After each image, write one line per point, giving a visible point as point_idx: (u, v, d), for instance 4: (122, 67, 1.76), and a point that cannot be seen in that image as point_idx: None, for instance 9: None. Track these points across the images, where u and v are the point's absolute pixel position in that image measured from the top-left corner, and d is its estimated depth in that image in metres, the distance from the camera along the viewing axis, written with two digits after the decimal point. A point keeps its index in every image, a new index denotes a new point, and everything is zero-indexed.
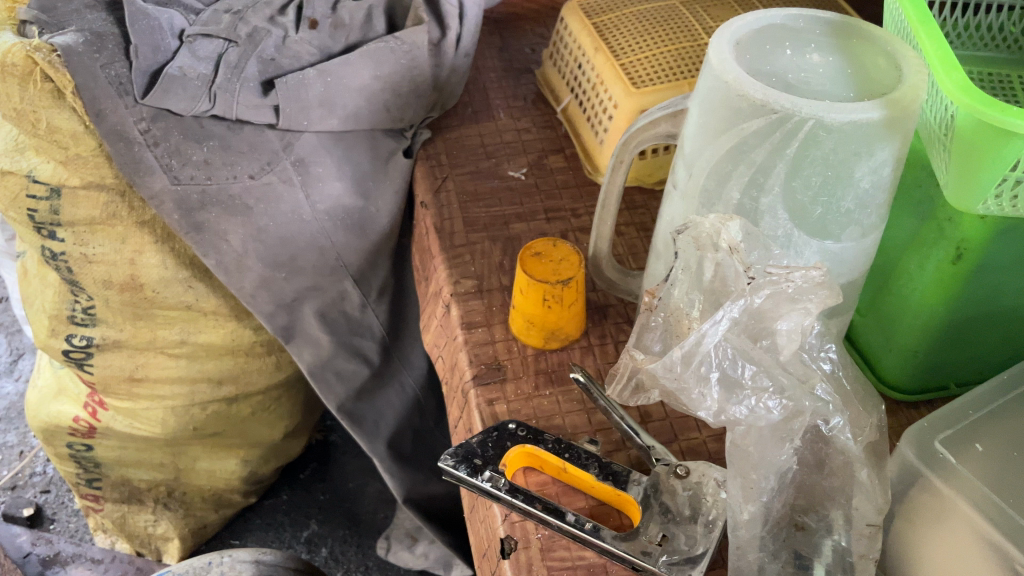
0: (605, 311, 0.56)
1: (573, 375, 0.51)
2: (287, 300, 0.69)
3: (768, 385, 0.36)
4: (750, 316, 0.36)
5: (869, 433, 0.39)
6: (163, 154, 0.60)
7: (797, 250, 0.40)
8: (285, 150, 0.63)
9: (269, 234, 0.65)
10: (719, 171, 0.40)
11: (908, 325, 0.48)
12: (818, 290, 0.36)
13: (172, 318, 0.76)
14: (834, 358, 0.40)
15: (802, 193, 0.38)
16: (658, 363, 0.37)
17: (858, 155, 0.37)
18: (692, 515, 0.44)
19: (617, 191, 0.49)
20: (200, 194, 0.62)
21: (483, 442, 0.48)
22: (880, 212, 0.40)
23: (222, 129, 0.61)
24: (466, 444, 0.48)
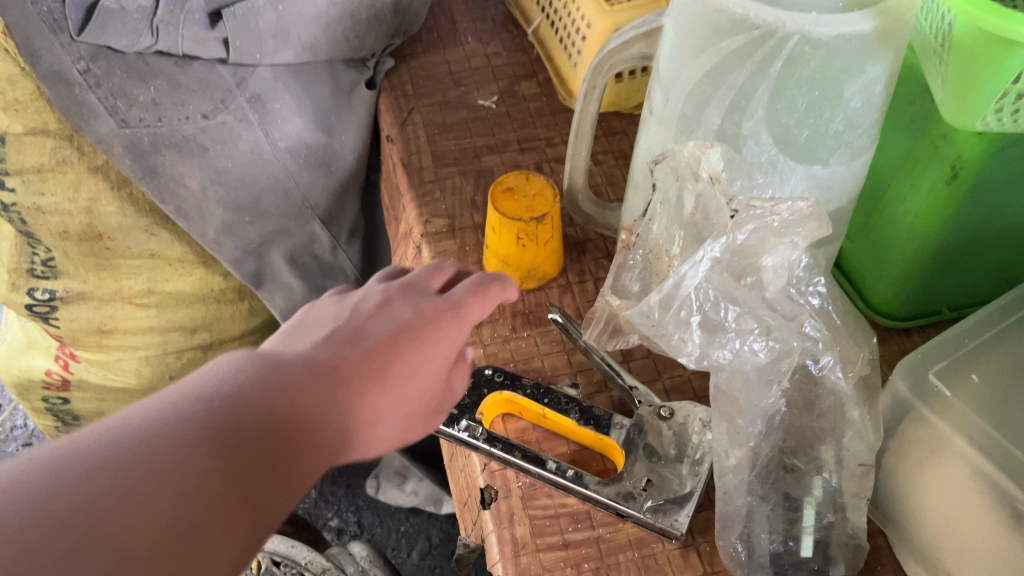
0: (584, 247, 0.53)
1: (551, 316, 0.48)
2: (254, 245, 0.67)
3: (754, 326, 0.34)
4: (732, 255, 0.34)
5: (861, 367, 0.37)
6: (106, 95, 0.56)
7: (782, 177, 0.38)
8: (240, 86, 0.59)
9: (228, 176, 0.62)
10: (697, 96, 0.37)
11: (900, 249, 0.45)
12: (806, 223, 0.33)
13: (137, 266, 0.73)
14: (823, 291, 0.37)
15: (787, 116, 0.35)
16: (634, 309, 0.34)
17: (847, 73, 0.34)
18: (677, 455, 0.43)
19: (591, 119, 0.46)
20: (151, 137, 0.59)
21: None
22: (872, 133, 0.37)
23: (169, 66, 0.57)
24: None
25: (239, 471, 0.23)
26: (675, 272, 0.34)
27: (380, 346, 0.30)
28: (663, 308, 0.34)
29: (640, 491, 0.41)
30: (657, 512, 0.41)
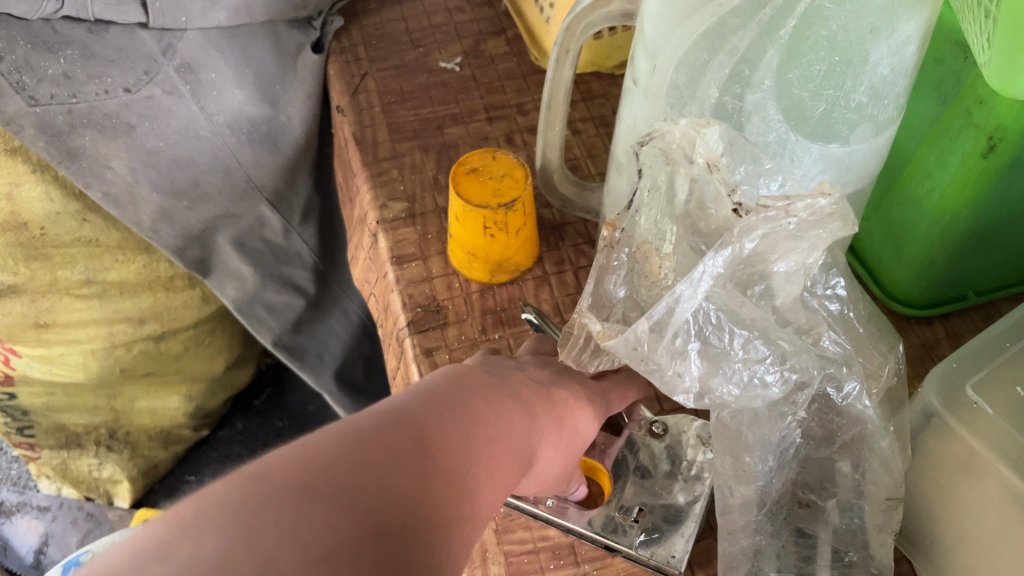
0: (562, 232, 0.47)
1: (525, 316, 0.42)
2: (196, 230, 0.60)
3: (766, 353, 0.28)
4: (738, 265, 0.28)
5: (889, 379, 0.32)
6: (9, 70, 0.49)
7: (793, 159, 0.31)
8: (166, 54, 0.52)
9: (160, 156, 0.55)
10: (689, 63, 0.30)
11: (923, 233, 0.39)
12: (828, 224, 0.27)
13: (72, 254, 0.66)
14: (843, 294, 0.32)
15: (801, 87, 0.29)
16: (618, 340, 0.27)
17: (874, 33, 0.28)
18: (670, 471, 0.37)
19: (564, 89, 0.39)
20: (66, 115, 0.51)
21: None
22: (899, 103, 0.31)
23: (81, 33, 0.50)
24: None
25: (460, 484, 0.25)
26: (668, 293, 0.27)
27: (546, 390, 0.32)
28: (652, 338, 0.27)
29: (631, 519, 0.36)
30: (651, 543, 0.35)
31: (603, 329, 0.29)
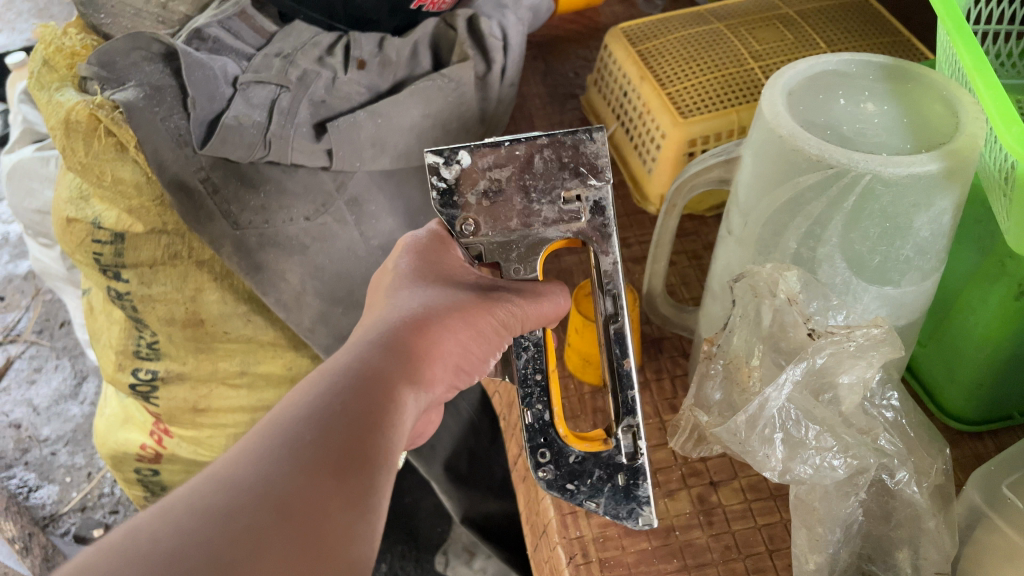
0: (660, 345, 0.57)
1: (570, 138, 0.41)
2: (345, 333, 0.71)
3: (832, 444, 0.37)
4: (810, 376, 0.37)
5: (936, 477, 0.39)
6: (223, 202, 0.62)
7: (856, 297, 0.40)
8: (339, 190, 0.64)
9: (325, 271, 0.67)
10: (776, 221, 0.41)
11: (971, 358, 0.47)
12: (880, 347, 0.36)
13: (233, 350, 0.77)
14: (897, 405, 0.40)
15: (860, 243, 0.38)
16: (723, 428, 0.38)
17: (916, 207, 0.37)
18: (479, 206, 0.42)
19: (670, 233, 0.49)
20: (258, 237, 0.64)
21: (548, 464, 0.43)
22: (941, 256, 0.40)
23: (278, 173, 0.63)
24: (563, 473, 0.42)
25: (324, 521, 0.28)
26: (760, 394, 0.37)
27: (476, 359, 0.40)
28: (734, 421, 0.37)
29: (570, 183, 0.42)
30: (594, 181, 0.42)
31: (709, 420, 0.43)
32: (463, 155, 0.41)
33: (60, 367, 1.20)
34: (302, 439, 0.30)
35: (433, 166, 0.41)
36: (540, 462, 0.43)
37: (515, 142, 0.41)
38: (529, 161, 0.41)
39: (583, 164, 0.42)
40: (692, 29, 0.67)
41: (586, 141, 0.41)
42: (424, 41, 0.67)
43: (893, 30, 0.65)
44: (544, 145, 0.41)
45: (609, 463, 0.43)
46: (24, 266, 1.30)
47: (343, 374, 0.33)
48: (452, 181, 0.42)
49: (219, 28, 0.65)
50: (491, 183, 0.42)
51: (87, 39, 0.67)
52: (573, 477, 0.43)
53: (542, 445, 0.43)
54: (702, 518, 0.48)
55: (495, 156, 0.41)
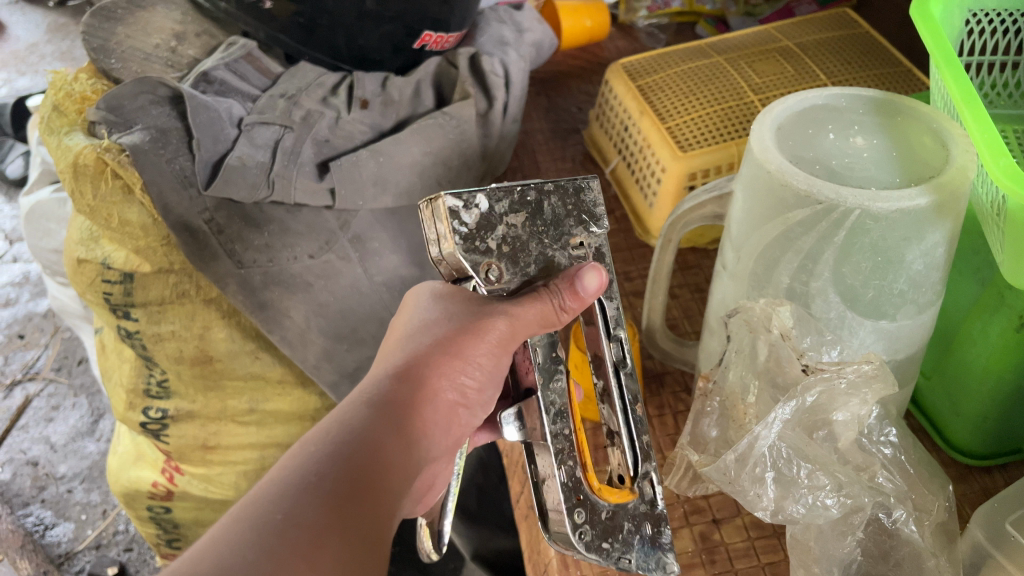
0: (662, 379, 0.56)
1: (575, 184, 0.42)
2: (350, 370, 0.71)
3: (825, 482, 0.38)
4: (804, 413, 0.39)
5: (938, 514, 0.39)
6: (226, 241, 0.63)
7: (851, 330, 0.40)
8: (342, 228, 0.65)
9: (329, 309, 0.67)
10: (767, 256, 0.41)
11: (975, 392, 0.46)
12: (872, 383, 0.37)
13: (241, 387, 0.76)
14: (896, 441, 0.41)
15: (853, 277, 0.38)
16: (713, 467, 0.39)
17: (907, 241, 0.36)
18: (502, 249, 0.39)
19: (666, 269, 0.49)
20: (262, 275, 0.65)
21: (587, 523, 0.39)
22: (936, 289, 0.40)
23: (281, 213, 0.64)
24: (600, 530, 0.39)
25: None
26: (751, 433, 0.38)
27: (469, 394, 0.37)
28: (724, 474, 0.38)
29: (578, 232, 0.42)
30: (596, 228, 0.42)
31: (699, 459, 0.42)
32: (479, 199, 0.38)
33: (77, 405, 1.21)
34: (274, 522, 0.27)
35: (451, 208, 0.37)
36: (579, 524, 0.39)
37: (526, 187, 0.40)
38: (540, 206, 0.40)
39: (587, 212, 0.42)
40: (692, 63, 0.68)
41: (584, 186, 0.42)
42: (426, 79, 0.68)
43: (894, 61, 0.66)
44: (552, 191, 0.41)
45: (636, 516, 0.41)
46: (43, 304, 1.32)
47: (323, 450, 0.30)
48: (468, 225, 0.38)
49: (226, 70, 0.66)
50: (508, 229, 0.39)
51: (97, 83, 0.69)
52: (608, 534, 0.40)
53: (579, 502, 0.39)
54: (705, 557, 0.46)
55: (509, 201, 0.39)
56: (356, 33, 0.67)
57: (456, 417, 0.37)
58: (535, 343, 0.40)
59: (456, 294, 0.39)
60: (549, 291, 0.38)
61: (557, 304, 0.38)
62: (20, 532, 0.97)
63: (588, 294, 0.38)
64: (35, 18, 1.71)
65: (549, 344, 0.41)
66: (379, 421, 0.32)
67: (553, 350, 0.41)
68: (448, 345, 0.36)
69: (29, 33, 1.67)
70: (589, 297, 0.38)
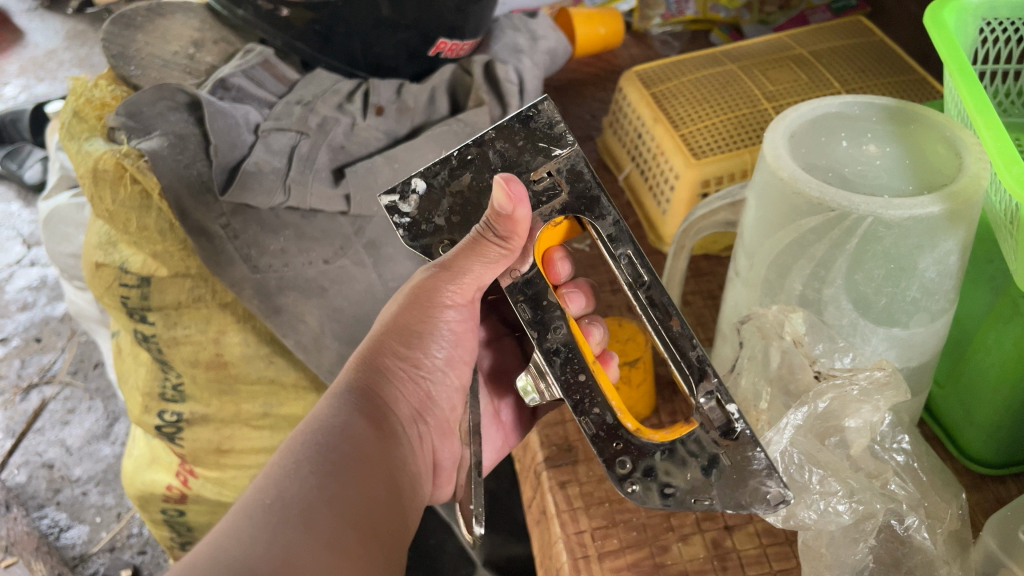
0: (675, 386, 0.56)
1: (525, 114, 0.41)
2: None
3: (837, 489, 0.38)
4: (816, 420, 0.39)
5: (951, 522, 0.39)
6: (242, 246, 0.63)
7: (864, 338, 0.40)
8: (357, 234, 0.66)
9: (343, 314, 0.67)
10: (780, 263, 0.41)
11: (989, 402, 0.45)
12: (884, 390, 0.38)
13: (256, 391, 0.76)
14: (908, 448, 0.41)
15: (865, 284, 0.38)
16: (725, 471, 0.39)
17: (921, 249, 0.37)
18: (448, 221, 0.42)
19: (679, 276, 0.50)
20: (277, 280, 0.65)
21: (640, 470, 0.40)
22: (949, 297, 0.40)
23: (297, 218, 0.64)
24: (657, 468, 0.40)
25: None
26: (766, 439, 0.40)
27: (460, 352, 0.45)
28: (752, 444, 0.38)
29: (538, 163, 0.41)
30: (559, 151, 0.41)
31: None
32: (415, 183, 0.42)
33: (92, 408, 1.22)
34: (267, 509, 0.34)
35: (391, 205, 0.42)
36: (625, 475, 0.40)
37: (464, 148, 0.42)
38: (485, 157, 0.41)
39: (542, 140, 0.41)
40: (706, 71, 0.68)
41: (535, 114, 0.41)
42: (441, 86, 0.69)
43: (908, 69, 0.66)
44: (494, 138, 0.41)
45: (703, 447, 0.39)
46: (60, 308, 1.33)
47: (299, 450, 0.37)
48: (412, 209, 0.42)
49: (243, 77, 0.66)
50: (455, 198, 0.42)
51: (116, 89, 0.69)
52: (674, 476, 0.39)
53: (620, 451, 0.40)
54: (717, 564, 0.46)
55: (449, 169, 0.42)
56: (372, 40, 0.67)
57: (428, 389, 0.44)
58: (521, 300, 0.41)
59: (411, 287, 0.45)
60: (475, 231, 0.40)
61: (493, 238, 0.39)
62: (35, 534, 0.97)
63: (521, 210, 0.38)
64: (54, 25, 1.73)
65: (536, 293, 0.41)
66: (362, 401, 0.41)
67: (545, 298, 0.41)
68: (403, 329, 0.43)
69: (49, 40, 1.69)
70: (522, 210, 0.39)
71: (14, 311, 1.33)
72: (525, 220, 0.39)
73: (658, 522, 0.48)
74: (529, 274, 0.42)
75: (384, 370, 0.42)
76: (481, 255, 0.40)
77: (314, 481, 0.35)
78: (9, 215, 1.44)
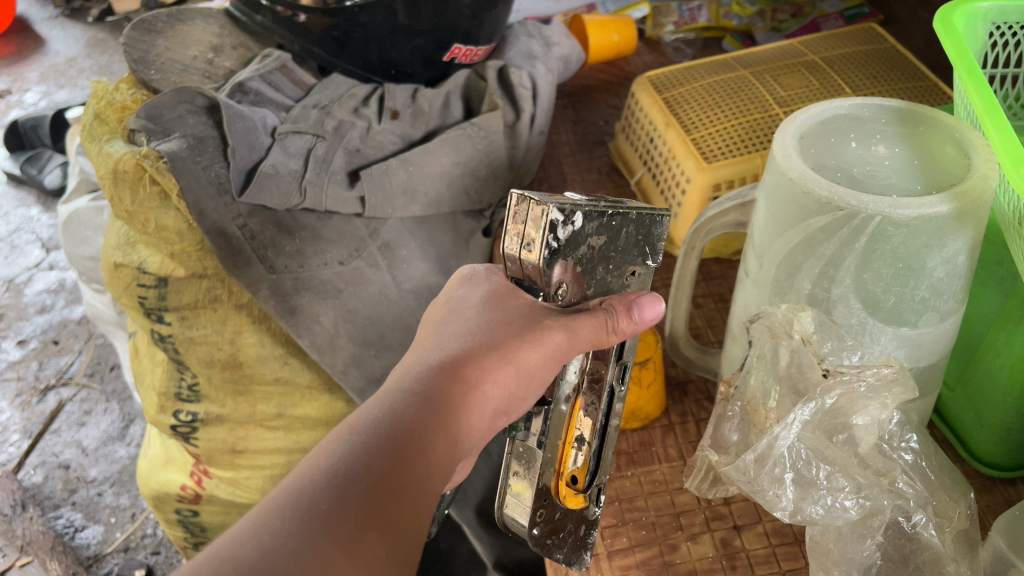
0: (685, 388, 0.56)
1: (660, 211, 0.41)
2: (377, 376, 0.70)
3: (844, 485, 0.39)
4: (824, 416, 0.40)
5: (959, 522, 0.40)
6: (259, 247, 0.64)
7: (872, 337, 0.40)
8: (371, 236, 0.67)
9: (358, 314, 0.68)
10: (789, 263, 0.41)
11: (999, 402, 0.45)
12: (892, 387, 0.39)
13: (270, 392, 0.77)
14: (917, 447, 0.41)
15: (874, 284, 0.39)
16: (733, 467, 0.40)
17: (929, 248, 0.37)
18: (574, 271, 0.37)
19: (690, 277, 0.50)
20: (293, 281, 0.66)
21: (544, 524, 0.41)
22: (958, 297, 0.40)
23: (313, 220, 0.65)
24: (552, 523, 0.42)
25: None
26: (770, 434, 0.40)
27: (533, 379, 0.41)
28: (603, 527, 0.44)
29: (632, 257, 0.40)
30: (652, 262, 0.42)
31: (720, 458, 0.43)
32: (578, 217, 0.35)
33: (108, 410, 1.23)
34: (308, 502, 0.28)
35: (554, 222, 0.34)
36: (537, 526, 0.41)
37: (615, 211, 0.38)
38: (618, 224, 0.38)
39: (651, 245, 0.41)
40: (718, 76, 0.68)
41: (660, 222, 0.41)
42: (455, 91, 0.70)
43: (920, 75, 0.66)
44: (632, 219, 0.39)
45: (582, 519, 0.44)
46: (78, 311, 1.35)
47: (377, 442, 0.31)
48: (560, 242, 0.35)
49: (260, 81, 0.67)
50: (587, 252, 0.37)
51: (136, 93, 0.71)
52: (553, 535, 0.42)
53: (545, 506, 0.41)
54: (726, 563, 0.46)
55: (597, 221, 0.36)
56: (388, 45, 0.68)
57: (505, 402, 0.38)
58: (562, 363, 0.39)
59: (511, 299, 0.38)
60: (604, 310, 0.37)
61: (610, 322, 0.37)
62: (51, 533, 0.98)
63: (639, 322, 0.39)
64: (75, 33, 1.75)
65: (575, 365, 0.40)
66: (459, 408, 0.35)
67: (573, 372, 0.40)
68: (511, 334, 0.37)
69: (69, 48, 1.72)
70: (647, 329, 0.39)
71: (32, 314, 1.35)
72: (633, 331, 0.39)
73: (668, 521, 0.48)
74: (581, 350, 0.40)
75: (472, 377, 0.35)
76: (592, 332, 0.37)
77: (380, 491, 0.29)
78: (29, 220, 1.46)
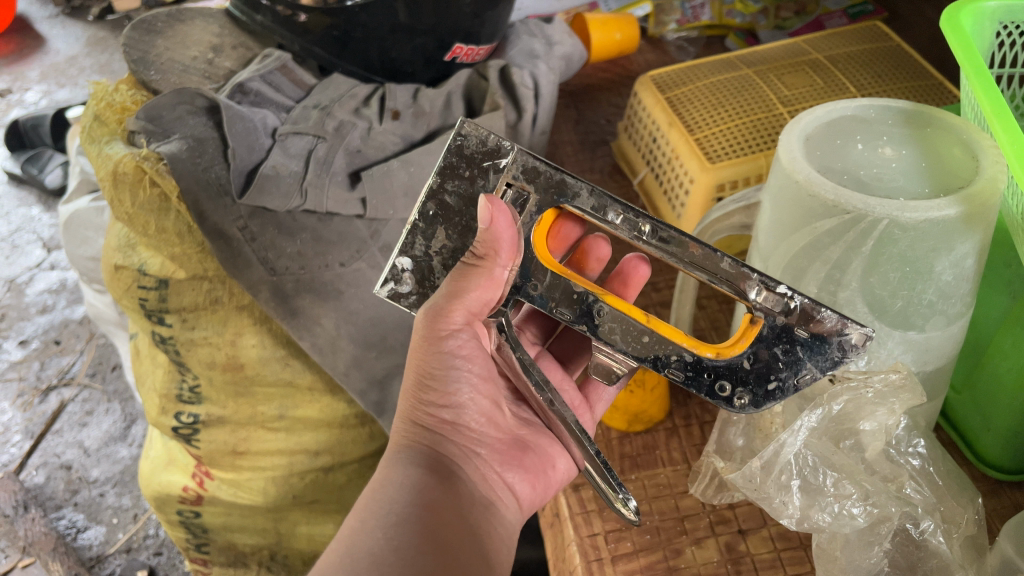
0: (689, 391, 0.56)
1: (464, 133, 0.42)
2: (379, 377, 0.70)
3: (851, 491, 0.39)
4: (830, 423, 0.40)
5: (967, 527, 0.39)
6: (259, 248, 0.64)
7: (879, 342, 0.40)
8: (373, 237, 0.66)
9: (359, 316, 0.67)
10: (795, 267, 0.41)
11: (1006, 407, 0.45)
12: (900, 393, 0.39)
13: (272, 394, 0.76)
14: (924, 453, 0.41)
15: (881, 288, 0.38)
16: (739, 473, 0.40)
17: (937, 251, 0.36)
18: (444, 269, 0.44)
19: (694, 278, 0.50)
20: (294, 282, 0.65)
21: (740, 382, 0.41)
22: (966, 301, 0.39)
23: (314, 222, 0.65)
24: (745, 368, 0.40)
25: None
26: (777, 441, 0.40)
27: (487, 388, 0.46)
28: (816, 312, 0.38)
29: (493, 182, 0.42)
30: (505, 163, 0.41)
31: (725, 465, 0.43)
32: (401, 262, 0.44)
33: (110, 411, 1.23)
34: (344, 563, 0.37)
35: (394, 292, 0.45)
36: (731, 395, 0.41)
37: (423, 208, 0.43)
38: (444, 205, 0.43)
39: (491, 160, 0.42)
40: (721, 75, 0.68)
41: (463, 141, 0.42)
42: (457, 91, 0.70)
43: (925, 74, 0.65)
44: (442, 183, 0.43)
45: (785, 329, 0.39)
46: (79, 311, 1.35)
47: (371, 507, 0.39)
48: (408, 281, 0.45)
49: (261, 81, 0.67)
50: (441, 255, 0.44)
51: (137, 94, 0.70)
52: (770, 372, 0.40)
53: (717, 378, 0.41)
54: (730, 567, 0.46)
55: (421, 235, 0.44)
56: (389, 45, 0.68)
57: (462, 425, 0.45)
58: (557, 306, 0.42)
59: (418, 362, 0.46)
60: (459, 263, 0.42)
61: (472, 258, 0.41)
62: (53, 534, 0.98)
63: (502, 224, 0.40)
64: (76, 32, 1.75)
65: (565, 293, 0.42)
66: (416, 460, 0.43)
67: (574, 292, 0.42)
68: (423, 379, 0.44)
69: (70, 46, 1.72)
70: (499, 223, 0.40)
71: (33, 314, 1.34)
72: (508, 235, 0.40)
73: (672, 526, 0.48)
74: (549, 281, 0.42)
75: (430, 425, 0.45)
76: (469, 282, 0.41)
77: (396, 534, 0.37)
78: (30, 219, 1.46)
